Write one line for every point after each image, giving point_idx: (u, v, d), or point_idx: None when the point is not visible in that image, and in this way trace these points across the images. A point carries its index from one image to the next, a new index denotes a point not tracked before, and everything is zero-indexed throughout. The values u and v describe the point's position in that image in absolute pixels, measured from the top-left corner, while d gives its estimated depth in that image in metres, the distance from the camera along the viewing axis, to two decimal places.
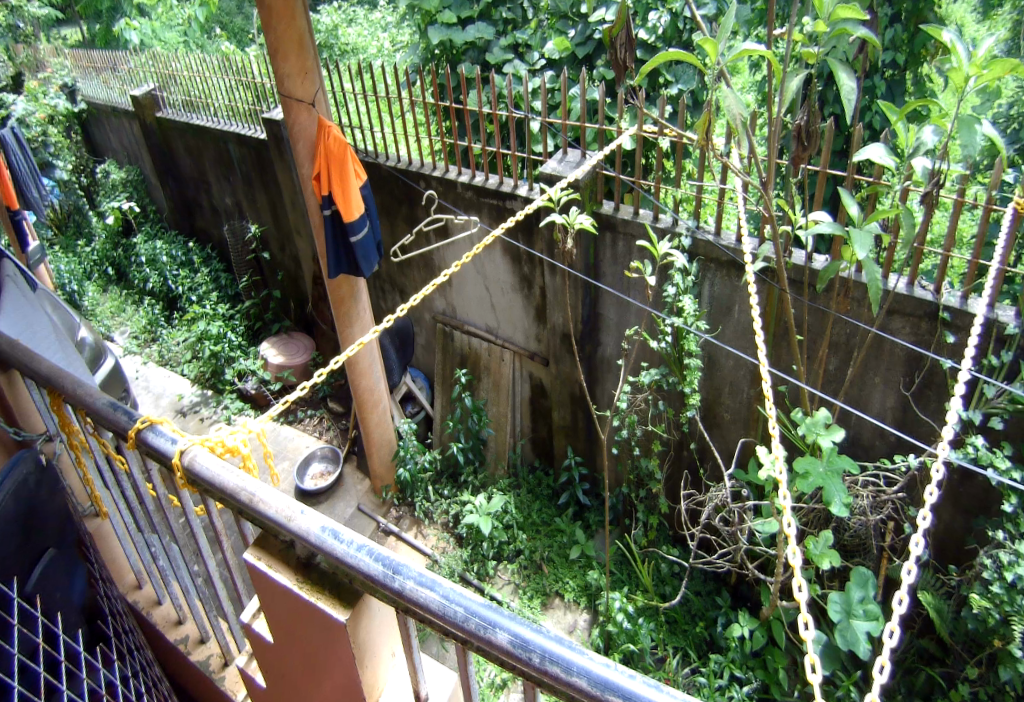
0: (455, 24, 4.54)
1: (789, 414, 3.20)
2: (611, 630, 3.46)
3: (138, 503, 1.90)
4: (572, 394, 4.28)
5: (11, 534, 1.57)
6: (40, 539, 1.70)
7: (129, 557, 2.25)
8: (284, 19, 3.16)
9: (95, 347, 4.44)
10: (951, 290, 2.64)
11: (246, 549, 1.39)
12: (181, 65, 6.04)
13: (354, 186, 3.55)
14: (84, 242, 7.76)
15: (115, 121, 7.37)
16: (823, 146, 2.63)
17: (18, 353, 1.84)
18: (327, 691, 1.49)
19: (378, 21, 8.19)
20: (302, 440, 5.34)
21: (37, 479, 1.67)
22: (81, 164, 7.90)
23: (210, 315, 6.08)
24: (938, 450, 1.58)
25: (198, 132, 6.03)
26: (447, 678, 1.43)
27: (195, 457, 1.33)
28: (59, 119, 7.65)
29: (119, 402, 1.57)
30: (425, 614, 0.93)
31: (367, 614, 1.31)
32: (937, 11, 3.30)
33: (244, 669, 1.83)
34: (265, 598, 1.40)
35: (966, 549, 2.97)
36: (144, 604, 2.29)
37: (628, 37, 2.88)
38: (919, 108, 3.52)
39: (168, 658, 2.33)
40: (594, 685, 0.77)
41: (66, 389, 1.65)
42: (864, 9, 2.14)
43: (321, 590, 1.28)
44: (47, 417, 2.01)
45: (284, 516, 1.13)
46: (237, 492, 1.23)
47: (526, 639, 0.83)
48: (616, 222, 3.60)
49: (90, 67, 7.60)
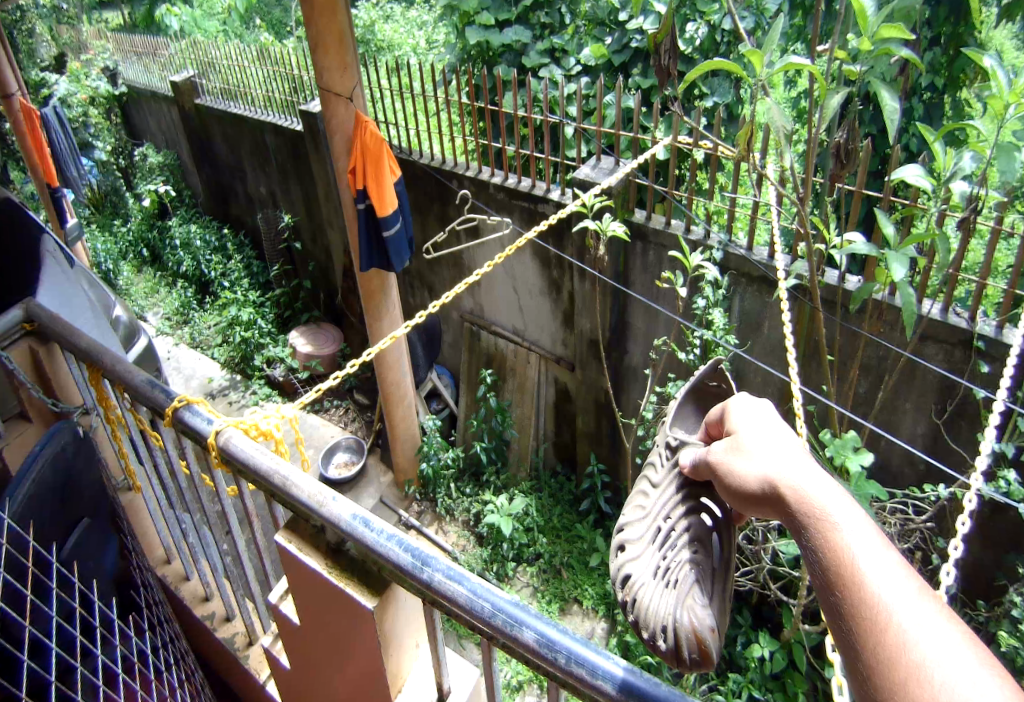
0: (493, 26, 4.53)
1: (817, 434, 3.16)
2: (630, 641, 3.47)
3: (171, 478, 1.96)
4: (598, 402, 4.24)
5: (50, 501, 1.64)
6: (76, 507, 1.76)
7: (160, 532, 2.33)
8: (326, 13, 3.22)
9: (129, 326, 4.56)
10: (986, 319, 2.60)
11: (277, 531, 1.43)
12: (221, 53, 6.12)
13: (389, 182, 3.61)
14: (121, 222, 7.96)
15: (154, 105, 7.53)
16: (861, 166, 2.59)
17: (60, 328, 1.93)
18: (350, 676, 1.53)
19: (414, 19, 8.25)
20: (328, 430, 5.48)
21: (74, 448, 1.74)
22: (120, 146, 8.09)
23: (242, 301, 6.30)
24: (971, 481, 1.53)
25: (237, 120, 6.13)
26: (470, 674, 1.44)
27: (230, 438, 1.38)
28: (100, 100, 7.83)
29: (157, 380, 1.62)
30: (452, 608, 0.95)
31: (394, 604, 1.33)
32: (979, 36, 3.25)
33: (270, 649, 1.88)
34: (295, 580, 1.44)
35: (997, 584, 2.90)
36: (173, 578, 2.36)
37: (672, 44, 2.85)
38: (958, 132, 3.46)
39: (194, 632, 2.40)
40: (619, 689, 0.77)
41: (104, 364, 1.72)
42: (910, 29, 2.11)
43: (350, 577, 1.31)
44: (85, 391, 2.11)
45: (317, 501, 1.17)
46: (271, 475, 1.27)
47: (553, 640, 0.84)
48: (648, 232, 3.59)
49: (131, 51, 7.74)
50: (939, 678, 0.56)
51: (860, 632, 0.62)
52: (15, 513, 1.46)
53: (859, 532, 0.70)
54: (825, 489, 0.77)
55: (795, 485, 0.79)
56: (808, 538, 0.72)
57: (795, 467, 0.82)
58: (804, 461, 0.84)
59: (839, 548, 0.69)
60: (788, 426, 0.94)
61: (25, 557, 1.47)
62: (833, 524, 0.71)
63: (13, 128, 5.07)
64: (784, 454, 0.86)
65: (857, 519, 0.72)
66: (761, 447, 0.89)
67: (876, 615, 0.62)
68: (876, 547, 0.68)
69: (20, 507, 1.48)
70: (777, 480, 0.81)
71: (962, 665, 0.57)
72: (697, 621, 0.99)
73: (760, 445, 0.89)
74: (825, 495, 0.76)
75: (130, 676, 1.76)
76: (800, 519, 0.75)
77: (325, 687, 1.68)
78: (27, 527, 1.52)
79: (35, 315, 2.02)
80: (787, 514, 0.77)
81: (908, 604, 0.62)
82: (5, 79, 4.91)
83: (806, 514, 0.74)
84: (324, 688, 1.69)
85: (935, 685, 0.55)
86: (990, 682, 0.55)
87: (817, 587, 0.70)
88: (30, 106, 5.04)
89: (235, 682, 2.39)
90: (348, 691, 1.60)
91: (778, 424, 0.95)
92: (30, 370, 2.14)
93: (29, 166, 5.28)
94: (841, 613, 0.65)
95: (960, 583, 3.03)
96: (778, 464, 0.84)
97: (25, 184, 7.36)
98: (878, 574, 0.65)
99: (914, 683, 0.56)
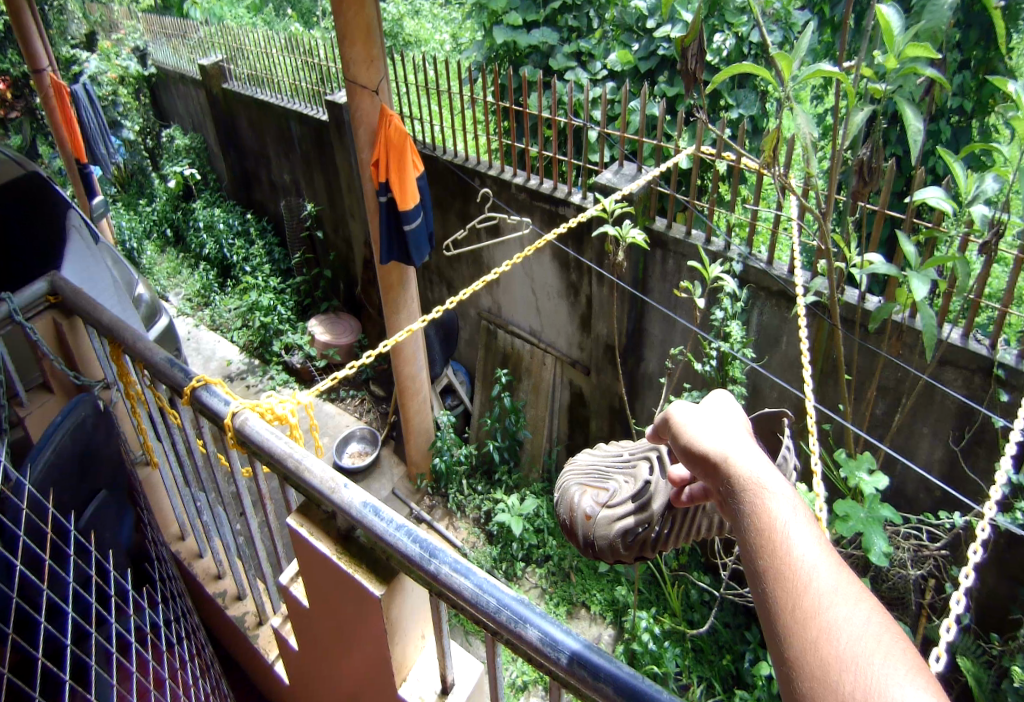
0: (520, 27, 4.54)
1: (832, 452, 3.14)
2: (636, 649, 3.50)
3: (188, 458, 1.99)
4: (611, 407, 4.31)
5: (69, 471, 1.68)
6: (94, 481, 1.81)
7: (175, 509, 2.38)
8: (354, 7, 3.24)
9: (151, 305, 4.62)
10: (1006, 347, 2.57)
11: (290, 514, 1.46)
12: (251, 41, 6.17)
13: (411, 176, 3.64)
14: (146, 201, 8.10)
15: (183, 89, 7.62)
16: (885, 185, 2.56)
17: (84, 303, 1.97)
18: (357, 663, 1.55)
19: (443, 16, 8.27)
20: (343, 419, 5.53)
21: (94, 422, 1.79)
22: (147, 127, 8.21)
23: (262, 288, 6.39)
24: (985, 510, 1.49)
25: (264, 110, 6.19)
26: (473, 667, 1.43)
27: (247, 420, 1.40)
28: (129, 80, 7.95)
29: (176, 359, 1.65)
30: (457, 601, 0.96)
31: (401, 593, 1.35)
32: (1008, 62, 3.23)
33: (279, 630, 1.91)
34: (307, 563, 1.47)
35: (1010, 616, 2.86)
36: (187, 556, 2.41)
37: (700, 48, 2.81)
38: (985, 156, 3.43)
39: (207, 610, 2.45)
40: (621, 691, 0.77)
41: (126, 341, 1.76)
42: (938, 48, 2.11)
43: (359, 564, 1.33)
44: (106, 367, 2.14)
45: (329, 487, 1.19)
46: (285, 458, 1.29)
47: (556, 639, 0.84)
48: (668, 240, 3.58)
49: (161, 33, 7.83)
50: (845, 640, 0.56)
51: (780, 596, 0.62)
52: (36, 479, 1.52)
53: (790, 505, 0.71)
54: (759, 463, 0.78)
55: (739, 461, 0.78)
56: (739, 506, 0.73)
57: (735, 442, 0.83)
58: (743, 438, 0.85)
59: (769, 519, 0.69)
60: (731, 408, 0.96)
61: (45, 523, 1.52)
62: (765, 498, 0.72)
63: (44, 104, 5.16)
64: (727, 430, 0.87)
65: (789, 493, 0.73)
66: (711, 425, 0.88)
67: (796, 580, 0.62)
68: (802, 520, 0.69)
69: (39, 473, 1.53)
70: (720, 453, 0.81)
71: (869, 629, 0.57)
72: (583, 503, 1.55)
73: (703, 421, 0.90)
74: (759, 469, 0.77)
75: (143, 648, 1.76)
76: (734, 489, 0.76)
77: (332, 673, 1.70)
78: (47, 495, 1.56)
79: (60, 289, 2.06)
80: (721, 484, 0.78)
81: (827, 572, 0.63)
82: (37, 55, 4.99)
83: (740, 485, 0.75)
84: (332, 674, 1.71)
85: (842, 647, 0.56)
86: (891, 645, 0.56)
87: (744, 552, 0.70)
88: (60, 82, 5.11)
89: (245, 663, 2.44)
90: (354, 677, 1.61)
91: (721, 407, 0.97)
92: (54, 343, 2.20)
93: (59, 144, 5.40)
94: (764, 578, 0.65)
95: (973, 614, 2.99)
96: (729, 443, 0.82)
97: (54, 160, 7.49)
98: (803, 542, 0.66)
99: (823, 645, 0.57)
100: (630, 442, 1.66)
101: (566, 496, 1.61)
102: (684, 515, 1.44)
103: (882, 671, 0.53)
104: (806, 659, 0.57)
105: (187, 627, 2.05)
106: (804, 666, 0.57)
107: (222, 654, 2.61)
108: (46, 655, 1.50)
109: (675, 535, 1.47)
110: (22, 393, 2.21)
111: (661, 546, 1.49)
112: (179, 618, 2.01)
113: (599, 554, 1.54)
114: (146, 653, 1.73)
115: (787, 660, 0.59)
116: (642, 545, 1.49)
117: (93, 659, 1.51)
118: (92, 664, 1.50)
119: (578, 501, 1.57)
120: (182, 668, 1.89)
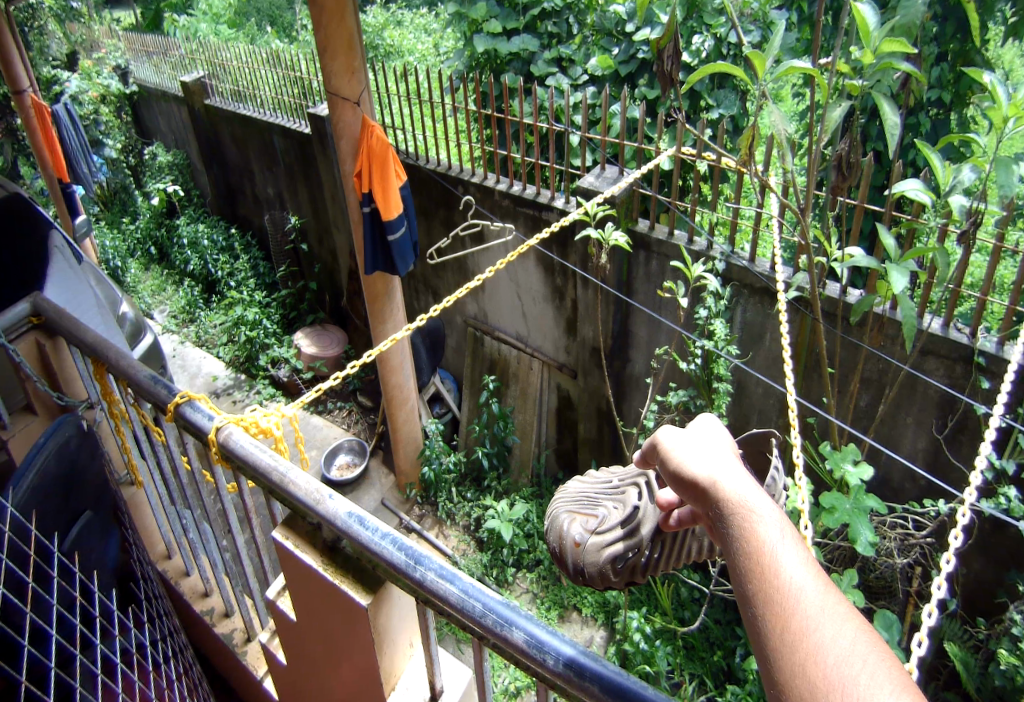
0: (501, 34, 4.57)
1: (818, 447, 3.18)
2: (628, 649, 3.48)
3: (173, 475, 1.96)
4: (599, 410, 4.28)
5: (52, 492, 1.64)
6: (78, 501, 1.77)
7: (161, 528, 2.34)
8: (335, 18, 3.24)
9: (135, 322, 4.56)
10: (986, 335, 2.61)
11: (275, 528, 1.44)
12: (231, 54, 6.16)
13: (394, 185, 3.61)
14: (129, 220, 8.01)
15: (164, 106, 7.56)
16: (863, 180, 2.59)
17: (66, 323, 1.93)
18: (346, 677, 1.53)
19: (424, 24, 8.32)
20: (330, 431, 5.49)
21: (78, 442, 1.75)
22: (130, 144, 8.16)
23: (247, 301, 6.35)
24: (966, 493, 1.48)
25: (246, 122, 6.17)
26: (462, 675, 1.43)
27: (230, 434, 1.38)
28: (111, 98, 7.89)
29: (160, 375, 1.62)
30: (443, 607, 0.95)
31: (389, 602, 1.33)
32: (982, 53, 3.31)
33: (267, 645, 1.88)
34: (294, 579, 1.45)
35: (995, 600, 2.90)
36: (173, 574, 2.37)
37: (676, 50, 2.81)
38: (962, 147, 3.50)
39: (194, 628, 2.41)
40: (607, 691, 0.77)
41: (109, 359, 1.73)
42: (911, 45, 2.15)
43: (345, 575, 1.31)
44: (89, 385, 2.10)
45: (314, 498, 1.17)
46: (270, 471, 1.27)
47: (542, 640, 0.84)
48: (651, 241, 3.59)
49: (143, 50, 7.81)
50: (832, 660, 0.56)
51: (768, 617, 0.62)
52: (18, 502, 1.46)
53: (777, 526, 0.71)
54: (747, 485, 0.79)
55: (727, 483, 0.79)
56: (727, 528, 0.74)
57: (722, 465, 0.83)
58: (730, 460, 0.86)
59: (757, 542, 0.69)
60: (717, 431, 0.97)
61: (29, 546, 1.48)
62: (752, 518, 0.72)
63: (25, 125, 5.09)
64: (714, 453, 0.87)
65: (775, 512, 0.74)
66: (698, 448, 0.89)
67: (784, 602, 0.62)
68: (790, 541, 0.69)
69: (22, 496, 1.48)
70: (707, 473, 0.82)
71: (855, 647, 0.57)
72: (575, 533, 1.55)
73: (690, 444, 0.90)
74: (747, 490, 0.78)
75: (129, 667, 1.73)
76: (722, 511, 0.76)
77: (320, 684, 1.68)
78: (31, 517, 1.52)
79: (42, 309, 2.03)
80: (709, 506, 0.79)
81: (815, 592, 0.63)
82: (17, 75, 4.93)
83: (727, 506, 0.76)
84: (320, 687, 1.69)
85: (829, 668, 0.56)
86: (877, 666, 0.55)
87: (733, 572, 0.70)
88: (42, 103, 5.06)
89: (233, 680, 2.40)
90: (344, 692, 1.59)
91: (708, 430, 0.98)
92: (36, 363, 2.16)
93: (39, 163, 5.31)
94: (752, 601, 0.65)
95: (960, 600, 3.02)
96: (718, 466, 0.83)
97: (36, 180, 7.43)
98: (790, 561, 0.66)
99: (811, 667, 0.56)
100: (620, 468, 1.66)
101: (557, 524, 1.62)
102: (673, 539, 1.41)
103: (868, 691, 0.53)
104: (796, 681, 0.56)
105: (173, 645, 2.01)
106: (793, 688, 0.56)
107: (210, 671, 2.56)
108: (31, 680, 1.46)
109: (666, 559, 1.44)
110: (5, 416, 2.17)
111: (653, 571, 1.46)
112: (165, 637, 1.97)
113: (590, 580, 1.53)
114: (133, 673, 1.70)
115: (776, 682, 0.58)
116: (632, 570, 1.47)
117: (78, 681, 1.48)
118: (78, 686, 1.48)
119: (568, 529, 1.58)
120: (168, 686, 1.86)
